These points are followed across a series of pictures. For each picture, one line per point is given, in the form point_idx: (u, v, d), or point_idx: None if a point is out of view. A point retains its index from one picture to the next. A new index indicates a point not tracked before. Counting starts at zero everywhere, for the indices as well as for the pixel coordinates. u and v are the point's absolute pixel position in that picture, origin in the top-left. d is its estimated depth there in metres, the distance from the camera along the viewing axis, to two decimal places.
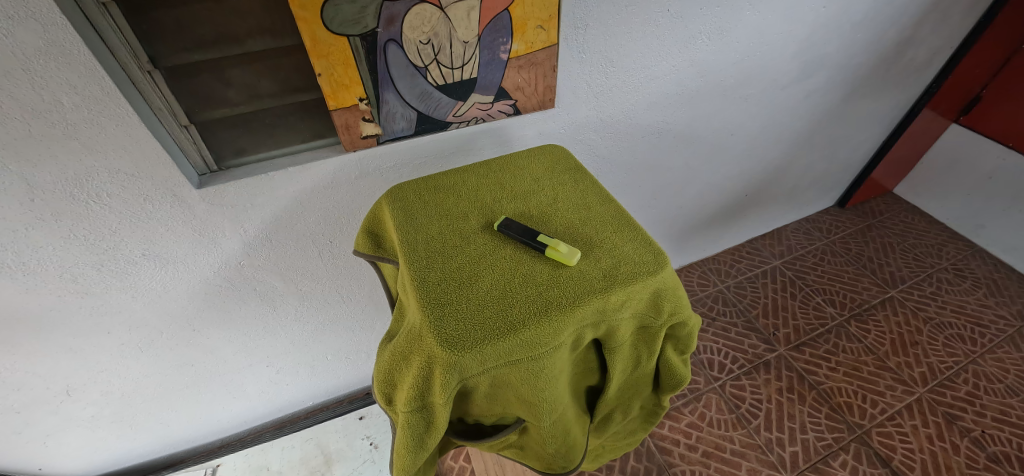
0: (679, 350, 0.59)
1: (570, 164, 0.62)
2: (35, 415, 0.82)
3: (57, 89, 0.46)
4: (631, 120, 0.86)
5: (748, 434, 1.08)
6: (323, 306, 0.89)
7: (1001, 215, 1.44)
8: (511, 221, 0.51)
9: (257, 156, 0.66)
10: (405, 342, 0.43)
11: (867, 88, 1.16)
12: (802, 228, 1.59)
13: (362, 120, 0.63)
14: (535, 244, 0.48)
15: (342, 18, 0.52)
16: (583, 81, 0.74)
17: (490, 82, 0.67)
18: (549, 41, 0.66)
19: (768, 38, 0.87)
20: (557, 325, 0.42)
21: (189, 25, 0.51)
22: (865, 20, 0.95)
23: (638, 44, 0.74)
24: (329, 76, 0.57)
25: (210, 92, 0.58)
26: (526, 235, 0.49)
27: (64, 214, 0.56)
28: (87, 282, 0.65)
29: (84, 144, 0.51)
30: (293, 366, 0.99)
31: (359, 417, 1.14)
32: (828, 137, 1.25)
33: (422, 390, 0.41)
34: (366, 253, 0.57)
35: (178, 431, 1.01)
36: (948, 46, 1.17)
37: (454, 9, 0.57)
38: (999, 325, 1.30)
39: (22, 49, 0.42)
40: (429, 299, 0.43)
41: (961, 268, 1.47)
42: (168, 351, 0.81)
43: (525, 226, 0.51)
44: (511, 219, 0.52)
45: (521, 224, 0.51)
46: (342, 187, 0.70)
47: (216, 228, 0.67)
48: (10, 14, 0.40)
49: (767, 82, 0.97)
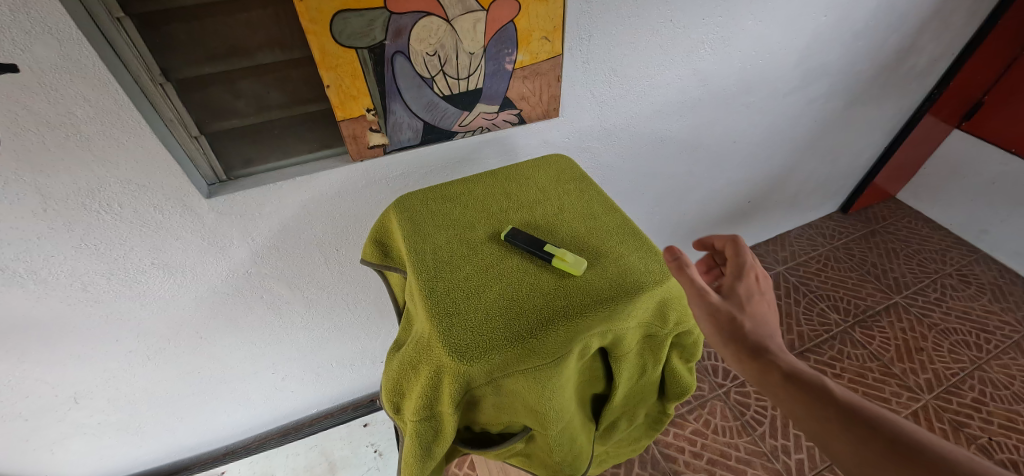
0: (684, 358, 0.59)
1: (575, 173, 0.63)
2: (42, 422, 0.82)
3: (71, 102, 0.47)
4: (635, 129, 0.87)
5: (754, 442, 1.08)
6: (329, 314, 0.89)
7: (1005, 220, 1.44)
8: (518, 231, 0.52)
9: (266, 166, 0.67)
10: (414, 351, 0.44)
11: (869, 95, 1.16)
12: (805, 234, 1.59)
13: (369, 130, 0.64)
14: (542, 253, 0.49)
15: (350, 30, 0.53)
16: (587, 90, 0.75)
17: (495, 92, 0.68)
18: (554, 52, 0.67)
19: (770, 47, 0.88)
20: (564, 334, 0.42)
21: (200, 39, 0.52)
22: (865, 28, 0.96)
23: (642, 54, 0.75)
24: (337, 88, 0.58)
25: (220, 104, 0.59)
26: (533, 245, 0.50)
27: (76, 224, 0.57)
28: (98, 291, 0.66)
29: (97, 156, 0.52)
30: (299, 374, 0.99)
31: (363, 425, 1.14)
32: (830, 144, 1.26)
33: (431, 399, 0.42)
34: (373, 262, 0.58)
35: (184, 438, 1.01)
36: (949, 52, 1.17)
37: (462, 21, 0.58)
38: (1004, 331, 1.30)
39: (38, 63, 0.44)
40: (437, 309, 0.43)
41: (965, 273, 1.47)
42: (176, 359, 0.82)
43: (531, 235, 0.52)
44: (518, 228, 0.53)
45: (528, 234, 0.52)
46: (349, 196, 0.71)
47: (225, 236, 0.67)
48: (28, 30, 0.41)
49: (769, 91, 0.98)
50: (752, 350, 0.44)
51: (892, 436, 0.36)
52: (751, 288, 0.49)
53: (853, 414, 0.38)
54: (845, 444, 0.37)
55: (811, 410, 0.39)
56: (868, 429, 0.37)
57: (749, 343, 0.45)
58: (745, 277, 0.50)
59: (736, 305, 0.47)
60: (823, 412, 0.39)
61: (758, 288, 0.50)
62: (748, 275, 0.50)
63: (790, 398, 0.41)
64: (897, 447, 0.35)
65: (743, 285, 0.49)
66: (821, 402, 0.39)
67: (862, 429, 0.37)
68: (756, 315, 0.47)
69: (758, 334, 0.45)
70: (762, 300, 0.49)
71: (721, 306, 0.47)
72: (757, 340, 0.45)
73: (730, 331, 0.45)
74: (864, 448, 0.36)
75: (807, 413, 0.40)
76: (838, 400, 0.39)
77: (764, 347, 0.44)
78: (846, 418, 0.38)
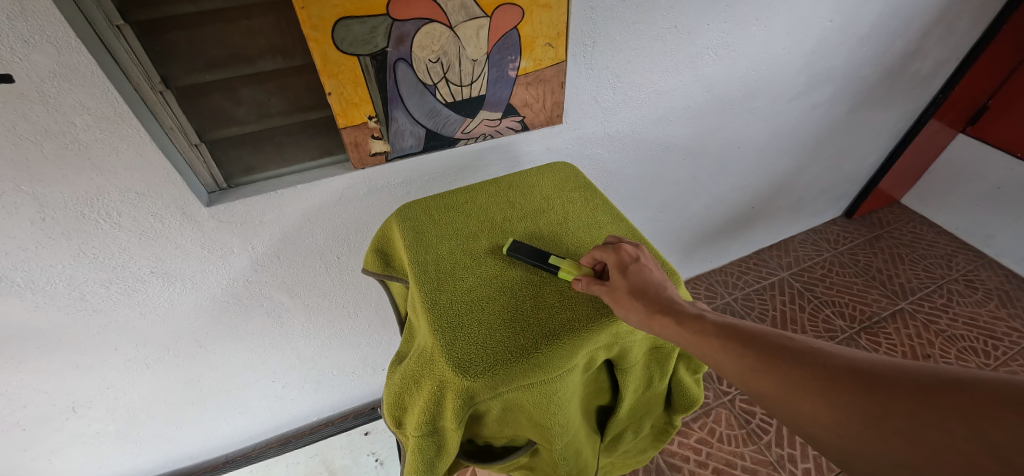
0: (691, 369, 0.58)
1: (580, 181, 0.62)
2: (40, 432, 0.81)
3: (70, 111, 0.47)
4: (638, 135, 0.86)
5: (760, 450, 1.07)
6: (330, 322, 0.88)
7: (1012, 225, 1.43)
8: (521, 244, 0.50)
9: (267, 174, 0.66)
10: (417, 365, 0.43)
11: (874, 100, 1.16)
12: (809, 239, 1.58)
13: (371, 137, 0.63)
14: (546, 266, 0.47)
15: (353, 38, 0.53)
16: (591, 96, 0.74)
17: (499, 99, 0.67)
18: (557, 58, 0.66)
19: (774, 52, 0.87)
20: (569, 349, 0.42)
21: (201, 46, 0.52)
22: (870, 33, 0.95)
23: (645, 60, 0.74)
24: (339, 95, 0.57)
25: (220, 112, 0.58)
26: (536, 259, 0.48)
27: (74, 233, 0.56)
28: (95, 301, 0.65)
29: (96, 165, 0.52)
30: (299, 381, 0.98)
31: (364, 433, 1.13)
32: (834, 149, 1.25)
33: (434, 414, 0.41)
34: (374, 270, 0.57)
35: (183, 447, 1.00)
36: (953, 57, 1.16)
37: (465, 28, 0.57)
38: (1012, 337, 1.29)
39: (36, 72, 0.43)
40: (438, 322, 0.43)
41: (972, 279, 1.45)
42: (174, 367, 0.81)
43: (535, 248, 0.50)
44: (520, 241, 0.51)
45: (531, 247, 0.50)
46: (350, 204, 0.71)
47: (225, 245, 0.66)
48: (26, 38, 0.41)
49: (773, 97, 0.97)
50: (651, 311, 0.41)
51: (770, 345, 0.36)
52: (629, 256, 0.45)
53: (738, 336, 0.38)
54: (737, 368, 0.36)
55: (702, 341, 0.38)
56: (753, 344, 0.37)
57: (645, 301, 0.41)
58: (621, 250, 0.46)
59: (628, 283, 0.43)
60: (714, 341, 0.38)
61: (636, 252, 0.46)
62: (622, 247, 0.46)
63: (681, 335, 0.39)
64: (777, 353, 0.35)
65: (620, 257, 0.45)
66: (711, 333, 0.38)
67: (747, 346, 0.37)
68: (642, 277, 0.43)
69: (649, 291, 0.42)
70: (641, 261, 0.45)
71: (616, 288, 0.43)
72: (651, 299, 0.41)
73: (634, 306, 0.41)
74: (750, 363, 0.36)
75: (700, 348, 0.38)
76: (722, 325, 0.39)
77: (657, 298, 0.42)
78: (732, 340, 0.37)
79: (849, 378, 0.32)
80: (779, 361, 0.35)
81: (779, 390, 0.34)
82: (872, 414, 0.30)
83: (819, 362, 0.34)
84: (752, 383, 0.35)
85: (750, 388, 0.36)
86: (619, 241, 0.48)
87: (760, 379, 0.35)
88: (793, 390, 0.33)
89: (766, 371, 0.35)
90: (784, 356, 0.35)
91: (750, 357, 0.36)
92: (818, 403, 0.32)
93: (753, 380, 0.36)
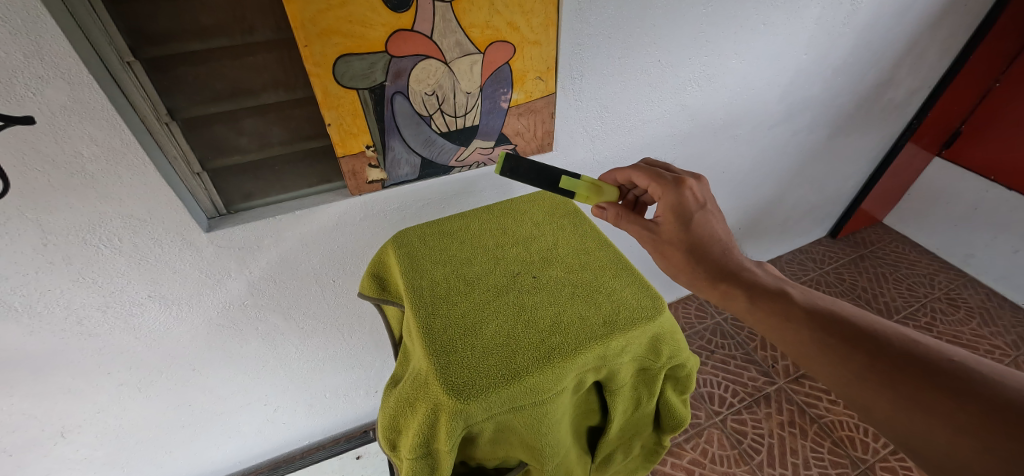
0: (678, 390, 0.60)
1: (569, 208, 0.65)
2: (26, 458, 0.80)
3: (79, 142, 0.48)
4: (626, 160, 0.89)
5: (752, 471, 1.07)
6: (324, 345, 0.89)
7: (990, 245, 1.49)
8: (517, 161, 0.53)
9: (266, 200, 0.68)
10: (411, 388, 0.45)
11: (851, 126, 1.21)
12: (796, 259, 1.62)
13: (368, 166, 0.66)
14: (562, 192, 0.55)
15: (352, 73, 0.56)
16: (580, 125, 0.78)
17: (491, 128, 0.70)
18: (548, 91, 0.70)
19: (754, 83, 0.92)
20: (560, 370, 0.43)
21: (206, 81, 0.55)
22: (844, 65, 1.01)
23: (631, 91, 0.78)
24: (338, 126, 0.59)
25: (223, 141, 0.61)
26: (545, 184, 0.55)
27: (75, 257, 0.57)
28: (92, 325, 0.66)
29: (100, 192, 0.53)
30: (292, 404, 0.98)
31: (356, 457, 1.11)
32: (815, 173, 1.30)
33: (427, 436, 0.42)
34: (371, 295, 0.58)
35: (171, 471, 0.99)
36: (924, 86, 1.23)
37: (459, 64, 0.61)
38: (994, 354, 1.32)
39: (49, 106, 0.45)
40: (433, 346, 0.44)
41: (953, 297, 1.49)
42: (168, 390, 0.81)
43: (532, 164, 0.54)
44: (511, 156, 0.53)
45: (527, 162, 0.54)
46: (347, 229, 0.73)
47: (223, 269, 0.68)
48: (41, 74, 0.43)
49: (755, 123, 1.01)
50: (713, 277, 0.51)
51: (880, 348, 0.41)
52: (692, 198, 0.53)
53: (838, 330, 0.43)
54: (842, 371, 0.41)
55: (795, 332, 0.45)
56: (858, 351, 0.41)
57: (708, 272, 0.51)
58: (685, 189, 0.53)
59: (691, 237, 0.52)
60: (807, 333, 0.44)
61: (700, 196, 0.54)
62: (685, 187, 0.53)
63: (770, 319, 0.46)
64: (885, 360, 0.40)
65: (685, 196, 0.53)
66: (806, 326, 0.44)
67: (844, 344, 0.42)
68: (702, 228, 0.53)
69: (707, 257, 0.52)
70: (707, 209, 0.53)
71: (661, 235, 0.54)
72: (713, 267, 0.51)
73: (685, 264, 0.52)
74: (858, 369, 0.40)
75: (784, 333, 0.45)
76: (817, 314, 0.45)
77: (724, 271, 0.51)
78: (826, 335, 0.43)
79: (959, 398, 0.36)
80: (879, 366, 0.40)
81: (882, 398, 0.39)
82: (978, 432, 0.34)
83: (930, 374, 0.38)
84: (847, 388, 0.41)
85: (853, 394, 0.41)
86: (683, 179, 0.54)
87: (860, 384, 0.40)
88: (894, 399, 0.38)
89: (874, 379, 0.39)
90: (895, 366, 0.39)
91: (847, 357, 0.41)
92: (924, 415, 0.37)
93: (858, 387, 0.40)
